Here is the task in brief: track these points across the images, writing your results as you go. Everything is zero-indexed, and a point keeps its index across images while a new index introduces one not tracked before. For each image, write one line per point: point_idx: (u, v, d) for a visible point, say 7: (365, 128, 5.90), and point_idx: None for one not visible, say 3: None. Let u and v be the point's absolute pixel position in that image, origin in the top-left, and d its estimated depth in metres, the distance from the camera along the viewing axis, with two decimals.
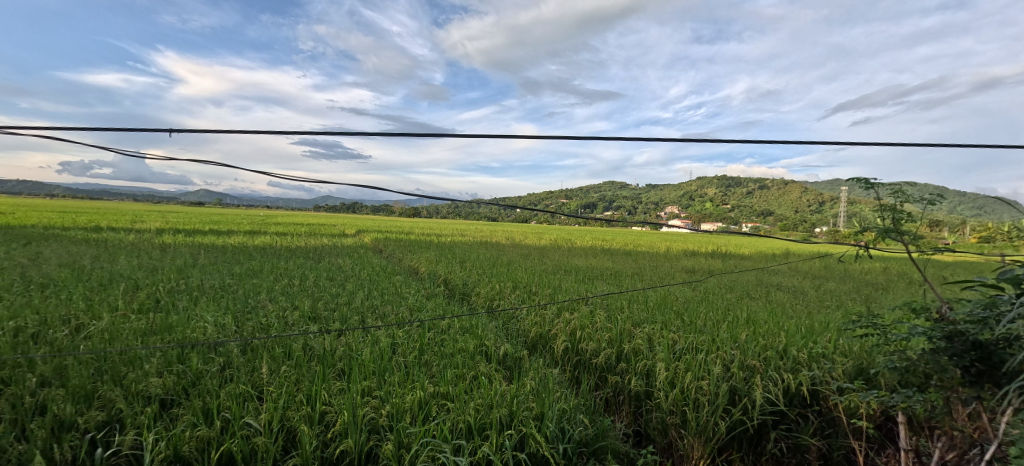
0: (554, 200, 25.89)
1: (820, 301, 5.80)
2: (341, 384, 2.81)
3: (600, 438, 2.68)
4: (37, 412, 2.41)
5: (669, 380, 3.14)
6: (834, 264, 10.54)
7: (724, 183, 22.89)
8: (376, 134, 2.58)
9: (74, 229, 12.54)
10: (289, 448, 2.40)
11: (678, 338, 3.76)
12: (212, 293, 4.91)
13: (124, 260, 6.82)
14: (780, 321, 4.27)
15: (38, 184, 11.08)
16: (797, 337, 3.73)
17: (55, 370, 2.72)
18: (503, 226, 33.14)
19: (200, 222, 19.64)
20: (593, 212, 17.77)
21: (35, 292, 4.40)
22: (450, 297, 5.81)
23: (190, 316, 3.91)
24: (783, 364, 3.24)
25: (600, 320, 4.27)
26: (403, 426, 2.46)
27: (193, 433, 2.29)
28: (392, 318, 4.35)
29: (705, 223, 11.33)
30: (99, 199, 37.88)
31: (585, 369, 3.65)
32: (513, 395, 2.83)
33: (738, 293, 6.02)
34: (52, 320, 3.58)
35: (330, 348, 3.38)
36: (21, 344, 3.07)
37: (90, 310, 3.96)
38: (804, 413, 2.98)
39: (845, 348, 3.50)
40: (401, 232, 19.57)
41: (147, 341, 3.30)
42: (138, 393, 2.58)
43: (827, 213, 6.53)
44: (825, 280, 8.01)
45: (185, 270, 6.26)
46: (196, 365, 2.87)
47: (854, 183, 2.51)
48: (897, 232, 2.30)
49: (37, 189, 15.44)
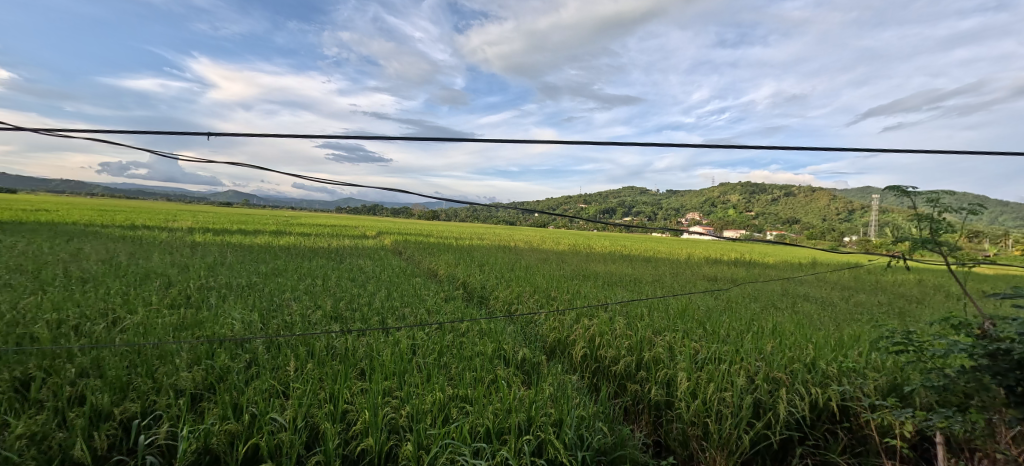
0: (570, 204, 27.78)
1: (851, 312, 5.62)
2: (362, 385, 2.84)
3: (618, 447, 2.65)
4: (77, 401, 2.52)
5: (690, 390, 3.09)
6: (864, 276, 10.11)
7: (749, 188, 22.34)
8: (402, 139, 2.57)
9: (112, 226, 13.44)
10: (312, 444, 2.46)
11: (700, 347, 3.69)
12: (239, 290, 5.08)
13: (158, 258, 7.09)
14: (808, 333, 4.14)
15: (83, 184, 11.82)
16: (826, 351, 3.60)
17: (93, 361, 2.83)
18: (522, 230, 33.23)
19: (232, 225, 17.54)
20: (610, 217, 17.83)
21: (75, 287, 4.59)
22: (468, 300, 5.88)
23: (219, 313, 4.04)
24: (811, 378, 3.15)
25: (619, 327, 4.22)
26: (422, 428, 2.48)
27: (222, 427, 2.35)
28: (411, 319, 4.42)
29: (727, 230, 11.09)
30: (136, 197, 40.62)
31: (603, 376, 3.63)
32: (532, 401, 2.82)
33: (762, 303, 5.85)
34: (92, 312, 3.75)
35: (352, 347, 3.45)
36: (62, 335, 3.24)
37: (126, 303, 4.14)
38: (833, 430, 2.89)
39: (877, 363, 3.34)
40: (415, 234, 20.14)
41: (178, 336, 3.41)
42: (172, 387, 2.67)
43: (857, 222, 6.31)
44: (855, 291, 7.78)
45: (215, 268, 6.46)
46: (225, 361, 2.94)
47: (887, 191, 2.43)
48: (934, 243, 2.23)
49: (81, 187, 16.19)
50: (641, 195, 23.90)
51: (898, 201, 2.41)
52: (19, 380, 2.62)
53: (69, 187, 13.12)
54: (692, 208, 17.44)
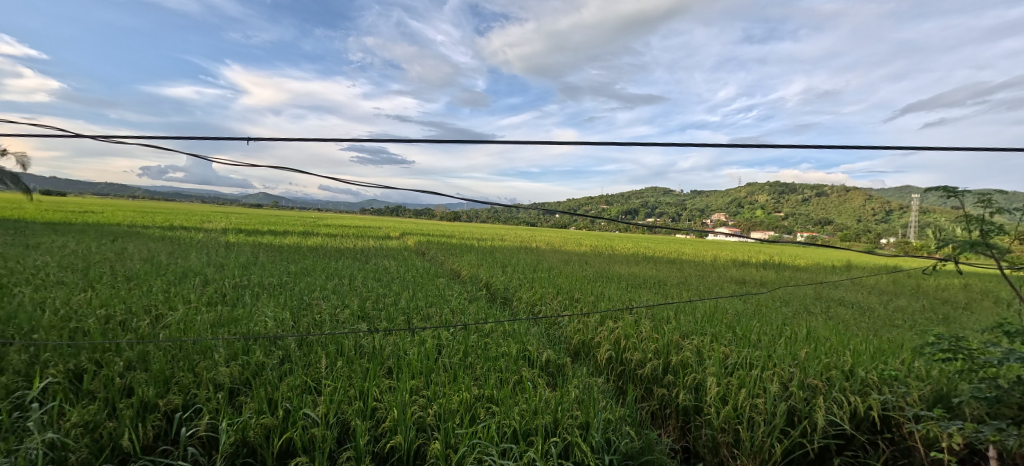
0: (593, 205, 27.54)
1: (890, 318, 5.37)
2: (390, 383, 2.89)
3: (646, 451, 2.62)
4: (125, 392, 2.64)
5: (720, 396, 3.03)
6: (904, 280, 9.66)
7: (779, 189, 21.70)
8: (428, 142, 2.61)
9: (152, 227, 14.07)
10: (344, 440, 2.52)
11: (730, 352, 3.61)
12: (271, 289, 5.24)
13: (195, 257, 7.40)
14: (845, 340, 3.99)
15: (126, 186, 12.43)
16: (865, 357, 3.47)
17: (139, 355, 2.97)
18: (544, 231, 33.18)
19: (261, 225, 18.76)
20: (633, 218, 17.62)
21: (120, 284, 4.83)
22: (491, 301, 5.90)
23: (253, 310, 4.18)
24: (849, 386, 3.03)
25: (645, 329, 4.16)
26: (450, 427, 2.51)
27: (258, 421, 2.43)
28: (436, 319, 4.47)
29: (755, 232, 10.79)
30: (174, 198, 42.49)
31: (630, 380, 3.59)
32: (558, 402, 2.81)
33: (794, 308, 5.66)
34: (136, 308, 3.94)
35: (379, 346, 3.51)
36: (111, 330, 3.41)
37: (167, 301, 4.32)
38: (874, 440, 2.78)
39: (922, 371, 3.19)
40: (438, 235, 20.37)
41: (216, 332, 3.54)
42: (211, 381, 2.77)
43: (897, 224, 6.04)
44: (894, 296, 7.45)
45: (247, 267, 6.68)
46: (259, 357, 3.03)
47: (932, 192, 2.33)
48: (986, 246, 2.13)
49: (124, 190, 17.04)
50: (665, 195, 23.53)
51: (943, 202, 2.31)
52: (73, 372, 2.77)
53: (113, 190, 13.85)
54: (719, 209, 17.05)
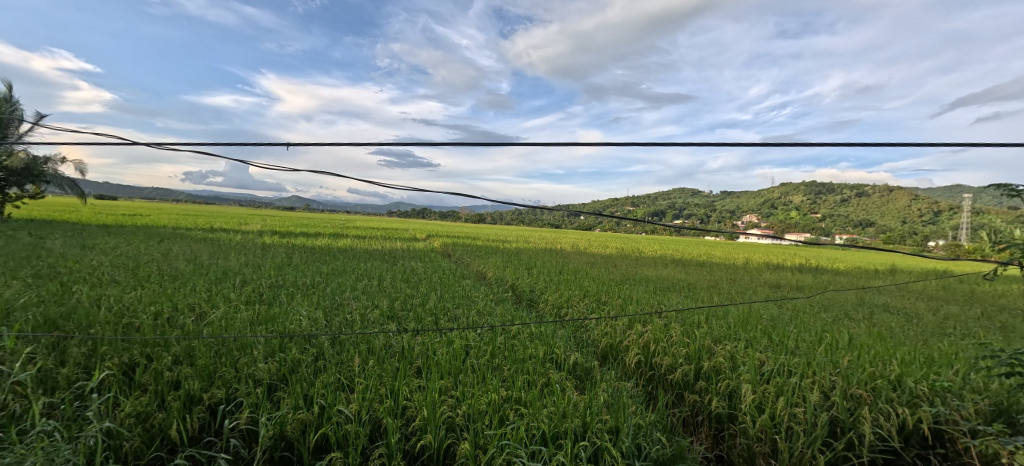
0: (619, 207, 27.23)
1: (940, 326, 5.07)
2: (420, 382, 2.93)
3: (677, 458, 2.56)
4: (173, 385, 2.78)
5: (756, 404, 2.93)
6: (954, 285, 9.09)
7: (815, 189, 20.87)
8: (455, 144, 2.65)
9: (194, 229, 14.78)
10: (376, 437, 2.57)
11: (767, 358, 3.49)
12: (305, 289, 5.42)
13: (234, 258, 7.73)
14: (891, 348, 3.79)
15: (171, 190, 13.13)
16: (914, 367, 3.29)
17: (186, 350, 3.12)
18: (569, 233, 33.03)
19: (291, 226, 20.91)
20: (661, 219, 17.31)
21: (167, 283, 5.09)
22: (517, 303, 5.91)
23: (289, 309, 4.32)
24: (896, 397, 2.89)
25: (675, 333, 4.08)
26: (479, 428, 2.52)
27: (295, 416, 2.50)
28: (463, 320, 4.50)
29: (790, 234, 10.41)
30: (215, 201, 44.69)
31: (660, 385, 3.52)
32: (587, 406, 2.79)
33: (833, 313, 5.42)
34: (182, 306, 4.15)
35: (408, 346, 3.56)
36: (160, 326, 3.60)
37: (209, 299, 4.53)
38: (925, 455, 2.63)
39: (977, 383, 3.00)
40: (464, 236, 20.57)
41: (255, 329, 3.68)
42: (250, 376, 2.88)
43: (946, 226, 5.70)
44: (943, 303, 7.02)
45: (282, 268, 6.93)
46: (295, 355, 3.13)
47: (989, 191, 2.19)
48: None
49: (170, 193, 18.03)
50: (695, 195, 23.00)
51: (1001, 201, 2.17)
52: (126, 365, 2.93)
53: (159, 194, 14.63)
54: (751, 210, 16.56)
